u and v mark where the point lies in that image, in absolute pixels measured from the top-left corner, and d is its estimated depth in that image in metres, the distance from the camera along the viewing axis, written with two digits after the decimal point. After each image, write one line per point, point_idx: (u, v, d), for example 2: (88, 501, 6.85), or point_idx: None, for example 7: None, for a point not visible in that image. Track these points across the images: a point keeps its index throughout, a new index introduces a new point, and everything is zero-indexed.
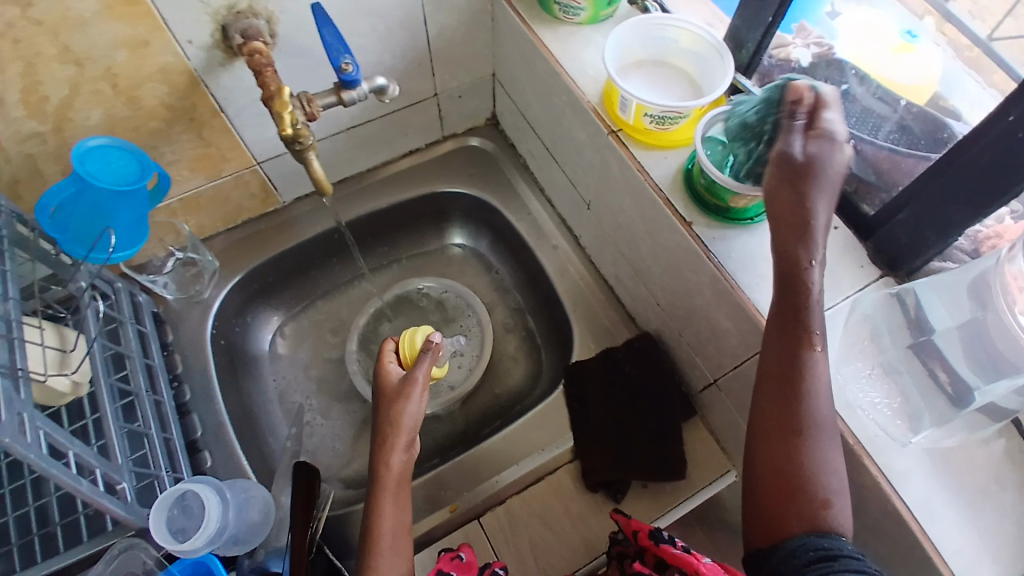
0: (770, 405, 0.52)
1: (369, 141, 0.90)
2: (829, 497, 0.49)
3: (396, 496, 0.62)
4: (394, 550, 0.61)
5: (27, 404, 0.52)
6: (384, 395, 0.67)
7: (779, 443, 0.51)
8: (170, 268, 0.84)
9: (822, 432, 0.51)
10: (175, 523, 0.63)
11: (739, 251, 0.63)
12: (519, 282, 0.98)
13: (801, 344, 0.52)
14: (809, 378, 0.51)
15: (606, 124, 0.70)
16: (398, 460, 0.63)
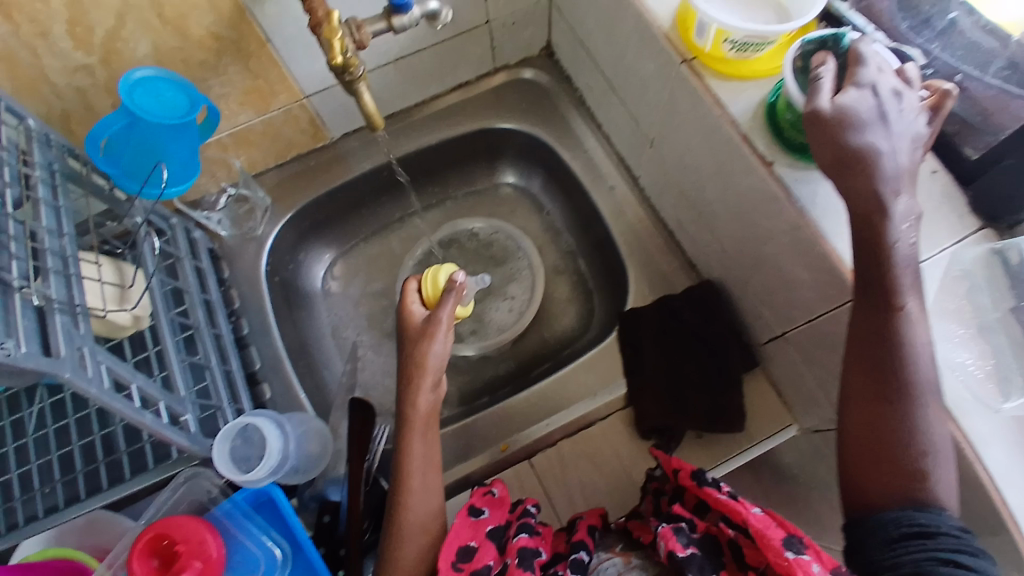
0: (860, 376, 0.51)
1: (421, 73, 0.86)
2: (929, 468, 0.48)
3: (425, 433, 0.64)
4: (425, 484, 0.62)
5: (88, 339, 0.53)
6: (407, 334, 0.67)
7: (873, 414, 0.51)
8: (223, 205, 0.84)
9: (921, 401, 0.50)
10: (237, 452, 0.65)
11: (824, 195, 0.58)
12: (572, 224, 0.95)
13: (892, 311, 0.50)
14: (901, 347, 0.50)
15: (679, 52, 0.64)
16: (426, 400, 0.64)
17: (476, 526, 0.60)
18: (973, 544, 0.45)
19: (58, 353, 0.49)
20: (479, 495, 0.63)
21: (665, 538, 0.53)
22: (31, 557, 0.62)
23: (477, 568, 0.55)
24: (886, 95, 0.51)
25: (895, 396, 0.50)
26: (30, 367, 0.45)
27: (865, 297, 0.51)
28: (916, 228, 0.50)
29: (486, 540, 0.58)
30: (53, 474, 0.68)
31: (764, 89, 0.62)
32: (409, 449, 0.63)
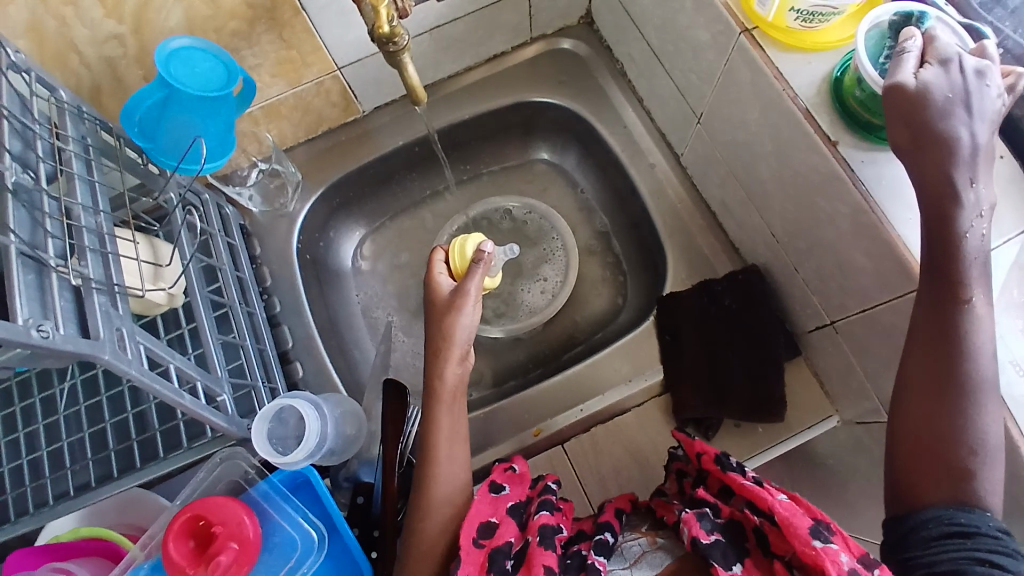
0: (916, 362, 0.49)
1: (455, 43, 0.82)
2: (978, 466, 0.46)
3: (452, 408, 0.63)
4: (450, 458, 0.62)
5: (126, 320, 0.52)
6: (435, 308, 0.65)
7: (925, 403, 0.48)
8: (254, 180, 0.82)
9: (978, 394, 0.47)
10: (275, 433, 0.64)
11: (890, 177, 0.55)
12: (608, 202, 0.92)
13: (954, 294, 0.47)
14: (962, 332, 0.47)
15: (738, 21, 0.60)
16: (453, 372, 0.63)
17: (497, 502, 0.58)
18: (1013, 549, 0.44)
19: (97, 335, 0.48)
20: (499, 471, 0.61)
21: (688, 524, 0.52)
22: (65, 536, 0.64)
23: (497, 545, 0.53)
24: (970, 73, 0.47)
25: (953, 390, 0.47)
26: (70, 350, 0.44)
27: (930, 282, 0.48)
28: (981, 207, 0.47)
29: (507, 516, 0.57)
30: (88, 450, 0.68)
31: (828, 62, 0.59)
32: (436, 423, 0.62)
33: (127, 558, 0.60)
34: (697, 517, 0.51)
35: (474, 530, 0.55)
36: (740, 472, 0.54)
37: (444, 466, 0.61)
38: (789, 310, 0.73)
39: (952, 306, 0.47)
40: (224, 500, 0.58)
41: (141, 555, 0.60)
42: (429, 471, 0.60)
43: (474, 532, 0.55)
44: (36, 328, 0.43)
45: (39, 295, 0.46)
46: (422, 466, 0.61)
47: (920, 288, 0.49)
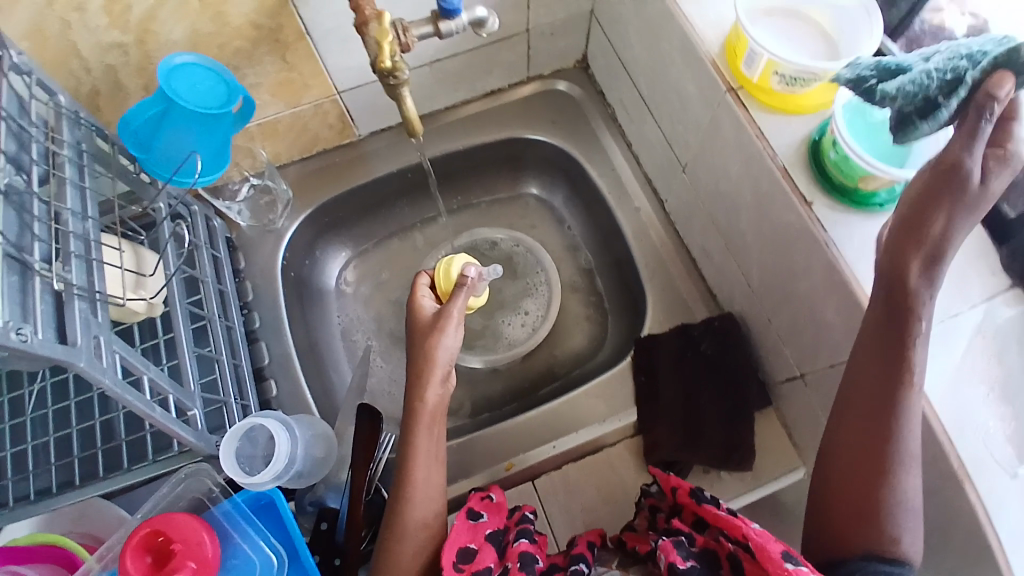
0: (853, 426, 0.51)
1: (454, 76, 0.85)
2: (900, 532, 0.49)
3: (432, 435, 0.62)
4: (427, 478, 0.60)
5: (104, 328, 0.52)
6: (417, 330, 0.66)
7: (859, 468, 0.50)
8: (245, 195, 0.83)
9: (909, 463, 0.49)
10: (243, 451, 0.63)
11: (863, 238, 0.58)
12: (593, 241, 0.94)
13: (897, 364, 0.48)
14: (901, 401, 0.48)
15: (725, 81, 0.64)
16: (433, 394, 0.63)
17: (475, 529, 0.57)
18: None
19: (74, 341, 0.48)
20: (478, 498, 0.60)
21: (665, 551, 0.52)
22: (19, 539, 0.62)
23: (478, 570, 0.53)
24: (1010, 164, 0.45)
25: (886, 462, 0.49)
26: (46, 355, 0.44)
27: (868, 354, 0.50)
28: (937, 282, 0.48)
29: (485, 542, 0.56)
30: (50, 455, 0.67)
31: (807, 126, 0.62)
32: (413, 453, 0.60)
33: (84, 566, 0.58)
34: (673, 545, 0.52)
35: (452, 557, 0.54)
36: (714, 504, 0.54)
37: (419, 492, 0.60)
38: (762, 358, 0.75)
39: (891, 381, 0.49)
40: (185, 518, 0.57)
41: (97, 565, 0.59)
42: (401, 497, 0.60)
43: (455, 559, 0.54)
44: (15, 331, 0.43)
45: (20, 298, 0.46)
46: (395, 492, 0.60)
47: (861, 348, 0.50)
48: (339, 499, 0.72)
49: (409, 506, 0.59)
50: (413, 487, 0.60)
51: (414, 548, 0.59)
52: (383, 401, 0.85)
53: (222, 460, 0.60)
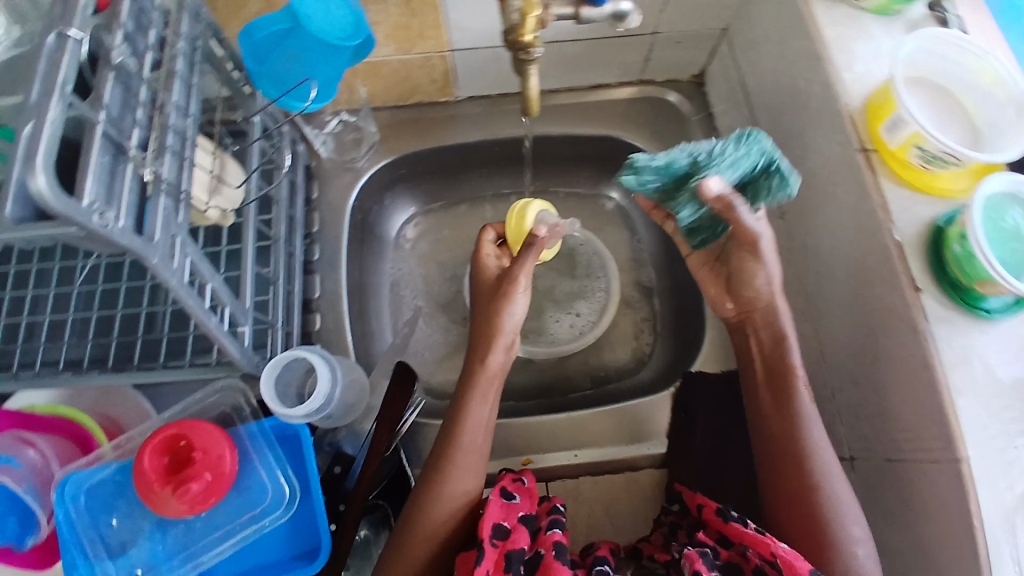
0: (785, 487, 0.60)
1: (570, 61, 0.82)
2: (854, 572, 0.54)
3: (483, 401, 0.65)
4: (473, 443, 0.64)
5: (182, 229, 0.51)
6: (489, 293, 0.69)
7: (803, 524, 0.57)
8: (333, 127, 0.83)
9: (842, 512, 0.56)
10: (282, 382, 0.62)
11: (958, 344, 0.55)
12: (662, 261, 0.91)
13: (792, 416, 0.61)
14: (809, 453, 0.59)
15: (860, 138, 0.61)
16: (496, 359, 0.66)
17: (508, 508, 0.60)
18: None
19: (152, 235, 0.47)
20: (511, 481, 0.64)
21: (690, 560, 0.54)
22: (41, 408, 0.62)
23: (511, 548, 0.56)
24: None
25: (806, 474, 0.59)
26: (124, 245, 0.43)
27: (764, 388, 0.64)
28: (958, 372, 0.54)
29: (517, 524, 0.59)
30: (91, 332, 0.68)
31: (937, 207, 0.59)
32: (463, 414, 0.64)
33: (97, 451, 0.58)
34: (699, 555, 0.54)
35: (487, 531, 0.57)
36: (741, 521, 0.57)
37: (460, 456, 0.63)
38: None
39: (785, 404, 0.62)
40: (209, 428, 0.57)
41: (111, 453, 0.58)
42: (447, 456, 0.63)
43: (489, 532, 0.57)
44: (99, 214, 0.42)
45: (108, 180, 0.45)
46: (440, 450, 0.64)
47: (769, 417, 0.63)
48: (356, 448, 0.70)
49: (451, 468, 0.62)
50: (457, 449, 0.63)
51: (448, 513, 0.61)
52: (417, 364, 0.84)
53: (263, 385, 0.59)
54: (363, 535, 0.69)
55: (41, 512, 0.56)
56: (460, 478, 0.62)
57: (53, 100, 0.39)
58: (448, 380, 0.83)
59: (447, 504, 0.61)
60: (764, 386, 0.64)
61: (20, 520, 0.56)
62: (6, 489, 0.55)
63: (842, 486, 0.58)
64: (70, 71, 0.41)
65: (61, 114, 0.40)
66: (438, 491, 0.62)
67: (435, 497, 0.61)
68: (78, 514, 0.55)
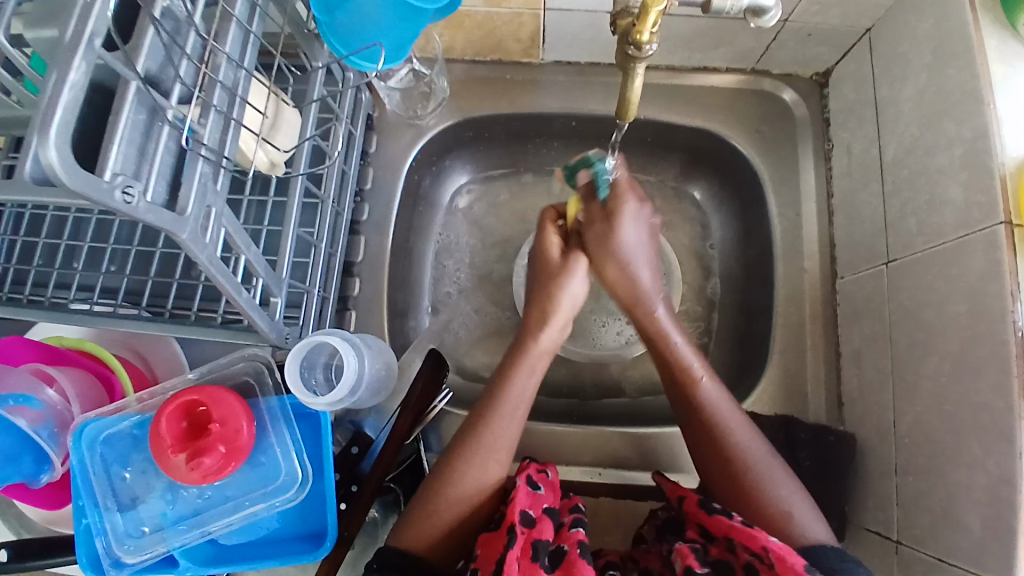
0: (705, 452, 0.61)
1: (678, 38, 0.71)
2: (789, 512, 0.56)
3: (530, 372, 0.64)
4: (512, 416, 0.61)
5: (220, 198, 0.46)
6: (549, 274, 0.68)
7: (736, 489, 0.58)
8: (401, 77, 0.76)
9: (762, 469, 0.58)
10: (308, 368, 0.59)
11: None
12: (731, 277, 0.82)
13: (685, 375, 0.63)
14: (707, 407, 0.62)
15: (1008, 209, 0.50)
16: (550, 338, 0.66)
17: (534, 498, 0.57)
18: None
19: (184, 208, 0.42)
20: (536, 470, 0.61)
21: (681, 555, 0.54)
22: (71, 342, 0.61)
23: (538, 538, 0.53)
24: None
25: (741, 469, 0.59)
26: (148, 222, 0.39)
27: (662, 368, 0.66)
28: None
29: (543, 515, 0.56)
30: (128, 264, 0.66)
31: None
32: (508, 379, 0.63)
33: (122, 402, 0.58)
34: (691, 550, 0.54)
35: (516, 518, 0.54)
36: (726, 514, 0.55)
37: (501, 420, 0.61)
38: (859, 499, 0.65)
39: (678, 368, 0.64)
40: (230, 399, 0.54)
41: (135, 405, 0.59)
42: (484, 419, 0.61)
43: (518, 519, 0.54)
44: (122, 190, 0.37)
45: (141, 141, 0.40)
46: (477, 415, 0.62)
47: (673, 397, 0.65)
48: (376, 429, 0.68)
49: (487, 432, 0.60)
50: (498, 413, 0.61)
51: (471, 490, 0.58)
52: (450, 342, 0.80)
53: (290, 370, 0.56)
54: (372, 515, 0.68)
55: (57, 456, 0.57)
56: (498, 444, 0.60)
57: (77, 55, 0.35)
58: (479, 365, 0.80)
59: (481, 467, 0.59)
60: (667, 371, 0.65)
61: (36, 459, 0.57)
62: (22, 429, 0.55)
63: (777, 471, 0.58)
64: (103, 19, 0.36)
65: (85, 72, 0.35)
66: (474, 454, 0.59)
67: (470, 460, 0.59)
68: (93, 461, 0.57)
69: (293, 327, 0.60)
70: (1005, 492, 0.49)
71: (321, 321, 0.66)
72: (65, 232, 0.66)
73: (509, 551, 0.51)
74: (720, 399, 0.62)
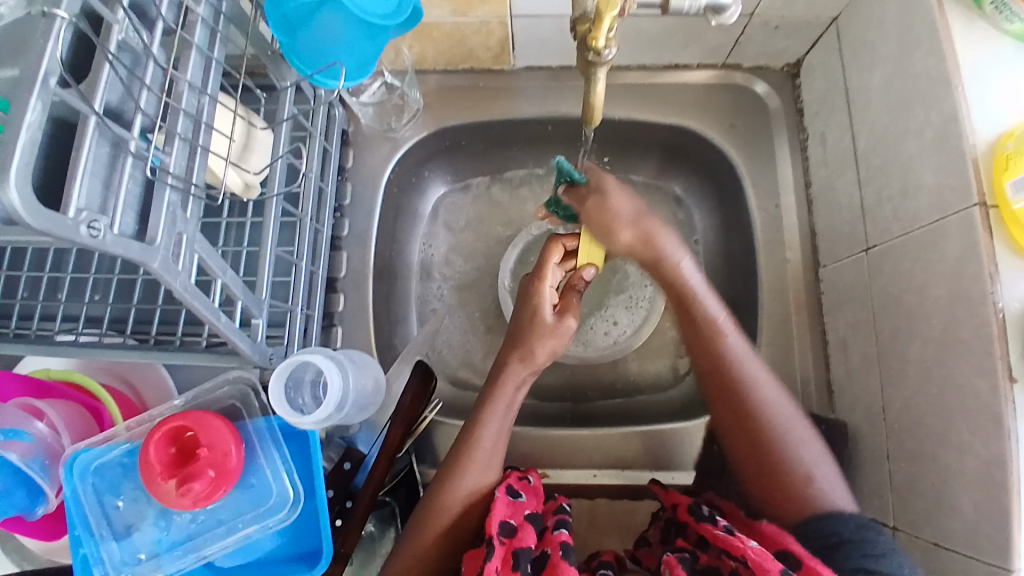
0: (723, 409, 0.62)
1: (646, 36, 0.71)
2: (809, 474, 0.57)
3: (507, 411, 0.61)
4: (489, 455, 0.60)
5: (191, 224, 0.46)
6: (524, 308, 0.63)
7: (749, 438, 0.60)
8: (375, 93, 0.76)
9: (778, 426, 0.59)
10: (291, 394, 0.59)
11: None
12: (717, 271, 0.82)
13: (711, 333, 0.61)
14: (729, 364, 0.61)
15: (980, 190, 0.50)
16: (513, 381, 0.61)
17: (515, 506, 0.57)
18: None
19: (154, 236, 0.42)
20: (518, 478, 0.61)
21: (670, 565, 0.53)
22: (57, 373, 0.62)
23: (519, 547, 0.53)
24: None
25: (762, 424, 0.59)
26: (117, 254, 0.39)
27: (685, 318, 0.63)
28: None
29: (524, 522, 0.56)
30: (111, 293, 0.66)
31: None
32: (486, 418, 0.61)
33: (111, 431, 0.58)
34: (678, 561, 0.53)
35: (495, 530, 0.54)
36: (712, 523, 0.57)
37: (481, 454, 0.60)
38: (855, 487, 0.65)
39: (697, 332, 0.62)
40: (215, 423, 0.54)
41: (124, 434, 0.59)
42: (466, 452, 0.60)
43: (497, 531, 0.54)
44: (88, 224, 0.37)
45: (106, 174, 0.41)
46: (461, 445, 0.60)
47: (693, 343, 0.63)
48: (368, 445, 0.69)
49: (468, 466, 0.59)
50: (479, 447, 0.60)
51: (451, 523, 0.58)
52: (439, 353, 0.81)
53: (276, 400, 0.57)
54: (370, 530, 0.69)
55: (51, 488, 0.57)
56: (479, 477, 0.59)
57: (33, 95, 0.35)
58: (470, 373, 0.80)
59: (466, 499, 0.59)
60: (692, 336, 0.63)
61: (29, 491, 0.57)
62: (13, 463, 0.56)
63: (800, 427, 0.59)
64: (55, 59, 0.36)
65: (42, 111, 0.35)
66: (457, 489, 0.59)
67: (454, 495, 0.59)
68: (85, 492, 0.57)
69: (278, 346, 0.61)
70: (995, 476, 0.49)
71: (305, 339, 0.67)
72: (47, 265, 0.66)
73: (486, 565, 0.52)
74: (747, 357, 0.61)
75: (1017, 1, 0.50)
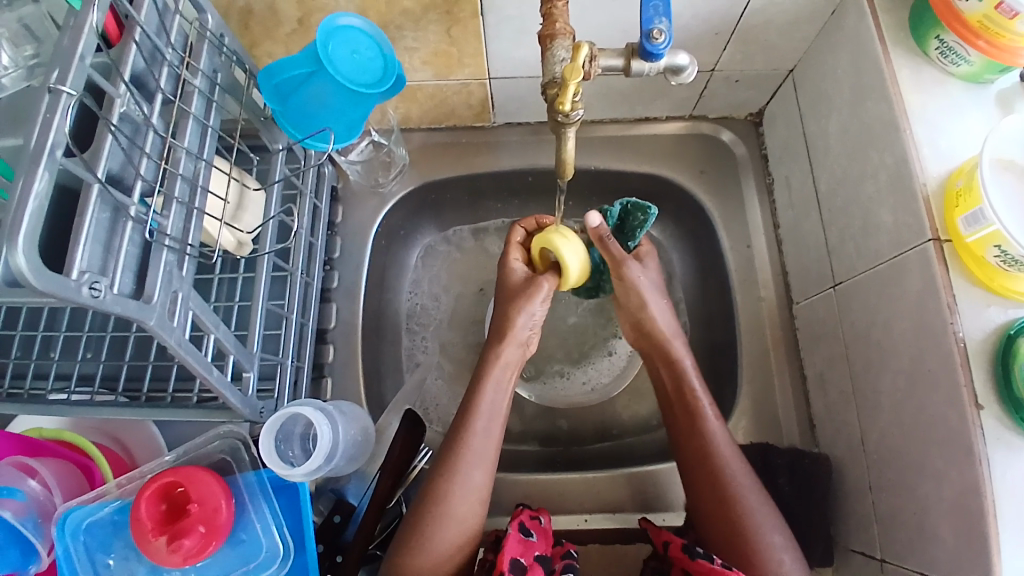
0: (698, 459, 0.64)
1: (617, 94, 0.76)
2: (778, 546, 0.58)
3: (499, 382, 0.66)
4: (487, 429, 0.63)
5: (186, 283, 0.48)
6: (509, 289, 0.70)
7: (712, 492, 0.62)
8: (361, 151, 0.80)
9: (745, 489, 0.61)
10: (291, 450, 0.61)
11: (1010, 472, 0.49)
12: (696, 310, 0.85)
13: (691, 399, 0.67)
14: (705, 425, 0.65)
15: (934, 226, 0.53)
16: (511, 352, 0.67)
17: (525, 545, 0.58)
18: None
19: (150, 295, 0.44)
20: (529, 517, 0.62)
21: None
22: (48, 432, 0.62)
23: None
24: None
25: (724, 486, 0.61)
26: (116, 313, 0.40)
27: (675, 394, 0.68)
28: (1008, 471, 0.49)
29: (534, 562, 0.57)
30: (104, 350, 0.67)
31: (1011, 311, 0.52)
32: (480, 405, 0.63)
33: (101, 489, 0.59)
34: None
35: (506, 564, 0.54)
36: (707, 559, 0.57)
37: (479, 431, 0.62)
38: (841, 519, 0.66)
39: (684, 396, 0.67)
40: (208, 479, 0.54)
41: (115, 490, 0.59)
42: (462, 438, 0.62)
43: (509, 567, 0.54)
44: (90, 285, 0.38)
45: (105, 238, 0.43)
46: (457, 426, 0.63)
47: (675, 404, 0.68)
48: (359, 497, 0.69)
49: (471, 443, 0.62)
50: (475, 423, 0.63)
51: (468, 483, 0.61)
52: (428, 401, 0.82)
53: (266, 454, 0.57)
54: None
55: (42, 546, 0.57)
56: (471, 469, 0.61)
57: (41, 165, 0.37)
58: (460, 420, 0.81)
59: (471, 483, 0.61)
60: (677, 400, 0.68)
61: (23, 551, 0.57)
62: (7, 521, 0.56)
63: (752, 494, 0.61)
64: (63, 131, 0.38)
65: (49, 180, 0.37)
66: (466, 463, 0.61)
67: (451, 485, 0.60)
68: (77, 550, 0.57)
69: (268, 400, 0.62)
70: (970, 499, 0.50)
71: (295, 391, 0.68)
72: (41, 324, 0.67)
73: None
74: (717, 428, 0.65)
75: (961, 47, 0.54)
